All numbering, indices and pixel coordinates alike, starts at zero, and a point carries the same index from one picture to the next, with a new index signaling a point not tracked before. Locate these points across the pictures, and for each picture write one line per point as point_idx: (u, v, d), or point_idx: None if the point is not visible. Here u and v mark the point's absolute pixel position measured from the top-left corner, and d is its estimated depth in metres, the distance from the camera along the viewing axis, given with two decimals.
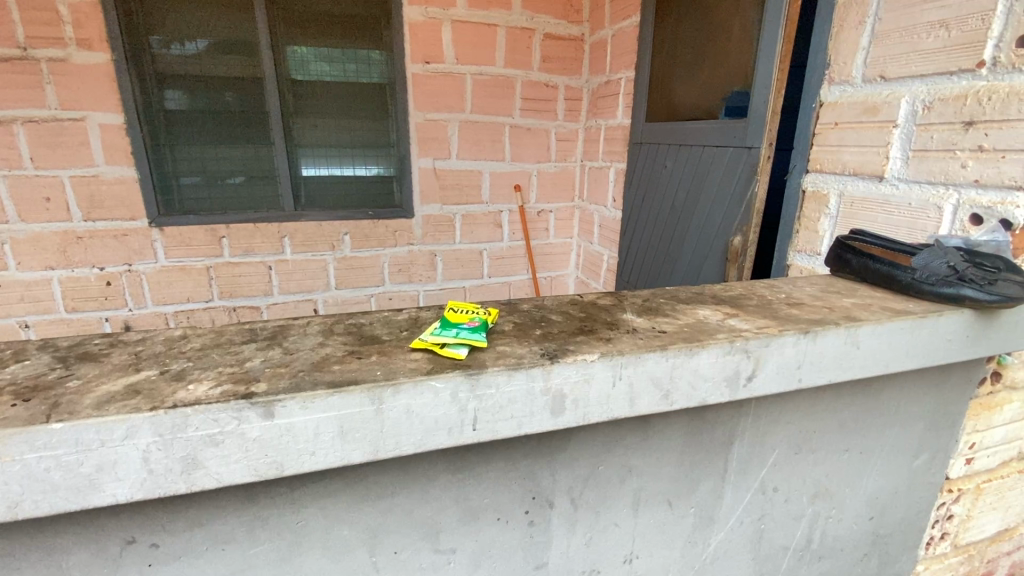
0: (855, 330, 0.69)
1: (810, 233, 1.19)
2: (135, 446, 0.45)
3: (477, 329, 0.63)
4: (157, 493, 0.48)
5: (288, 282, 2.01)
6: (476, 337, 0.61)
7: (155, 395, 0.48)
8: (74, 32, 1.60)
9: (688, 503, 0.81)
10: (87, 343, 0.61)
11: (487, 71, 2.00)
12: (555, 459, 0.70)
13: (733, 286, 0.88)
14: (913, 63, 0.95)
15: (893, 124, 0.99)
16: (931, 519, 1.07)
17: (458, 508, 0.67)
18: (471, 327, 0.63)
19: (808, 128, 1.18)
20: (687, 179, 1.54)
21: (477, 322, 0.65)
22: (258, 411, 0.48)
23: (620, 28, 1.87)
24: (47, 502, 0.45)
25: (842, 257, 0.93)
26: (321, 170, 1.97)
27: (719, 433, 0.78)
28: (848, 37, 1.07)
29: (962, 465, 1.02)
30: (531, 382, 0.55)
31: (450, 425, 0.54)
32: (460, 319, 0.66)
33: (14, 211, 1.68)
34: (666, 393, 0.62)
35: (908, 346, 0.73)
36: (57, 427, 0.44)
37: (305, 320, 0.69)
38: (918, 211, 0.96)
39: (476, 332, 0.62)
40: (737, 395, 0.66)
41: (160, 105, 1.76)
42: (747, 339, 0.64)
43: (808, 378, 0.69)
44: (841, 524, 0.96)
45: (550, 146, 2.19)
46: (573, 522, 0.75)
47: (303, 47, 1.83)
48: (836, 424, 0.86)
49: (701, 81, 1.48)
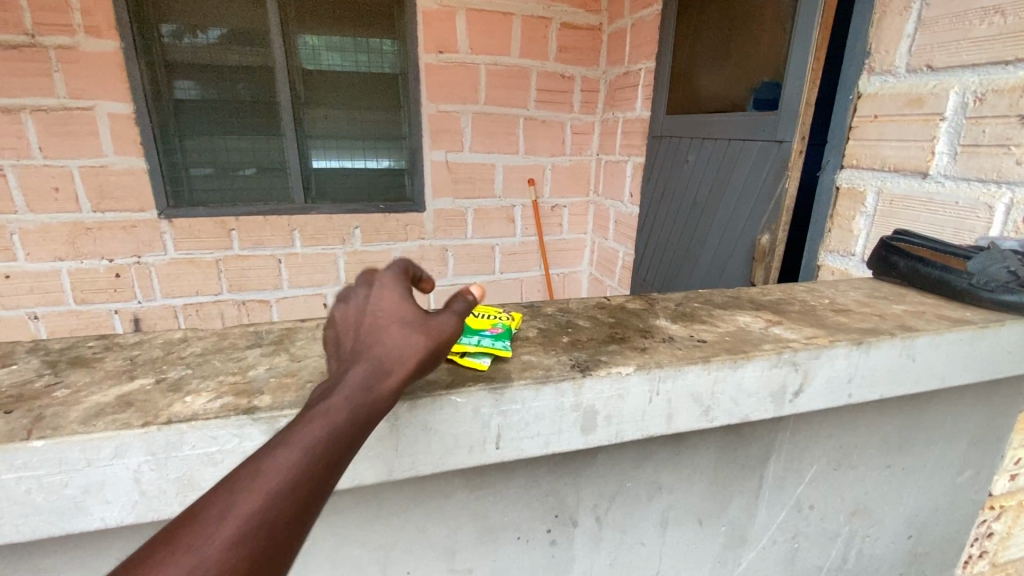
0: (910, 342, 0.63)
1: (844, 232, 1.13)
2: (124, 466, 0.41)
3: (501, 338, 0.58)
4: (150, 517, 0.43)
5: (297, 276, 1.97)
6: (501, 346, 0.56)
7: (149, 408, 0.44)
8: (83, 19, 1.56)
9: (719, 522, 0.76)
10: (81, 346, 0.57)
11: (502, 62, 1.94)
12: (580, 475, 0.65)
13: (771, 289, 0.82)
14: (964, 51, 0.88)
15: (940, 117, 0.92)
16: (971, 537, 0.99)
17: (476, 526, 0.63)
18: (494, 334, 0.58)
19: (845, 122, 1.11)
20: (711, 174, 1.47)
21: (503, 330, 0.60)
22: (261, 428, 0.43)
23: (640, 17, 1.80)
24: (29, 526, 0.41)
25: (887, 260, 0.86)
26: (332, 162, 1.92)
27: (754, 449, 0.73)
28: (891, 24, 1.00)
29: (1007, 482, 0.95)
30: (560, 398, 0.51)
31: (472, 443, 0.50)
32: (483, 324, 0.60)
33: (24, 202, 1.66)
34: (706, 410, 0.57)
35: (965, 359, 0.67)
36: (37, 445, 0.39)
37: (315, 322, 0.65)
38: (966, 211, 0.89)
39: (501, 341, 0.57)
40: (782, 412, 0.61)
41: (169, 94, 1.72)
42: (796, 351, 0.58)
43: (858, 394, 0.63)
44: (878, 543, 0.90)
45: (565, 139, 2.13)
46: (597, 541, 0.70)
47: (315, 37, 1.78)
48: (878, 439, 0.80)
49: (728, 71, 1.41)
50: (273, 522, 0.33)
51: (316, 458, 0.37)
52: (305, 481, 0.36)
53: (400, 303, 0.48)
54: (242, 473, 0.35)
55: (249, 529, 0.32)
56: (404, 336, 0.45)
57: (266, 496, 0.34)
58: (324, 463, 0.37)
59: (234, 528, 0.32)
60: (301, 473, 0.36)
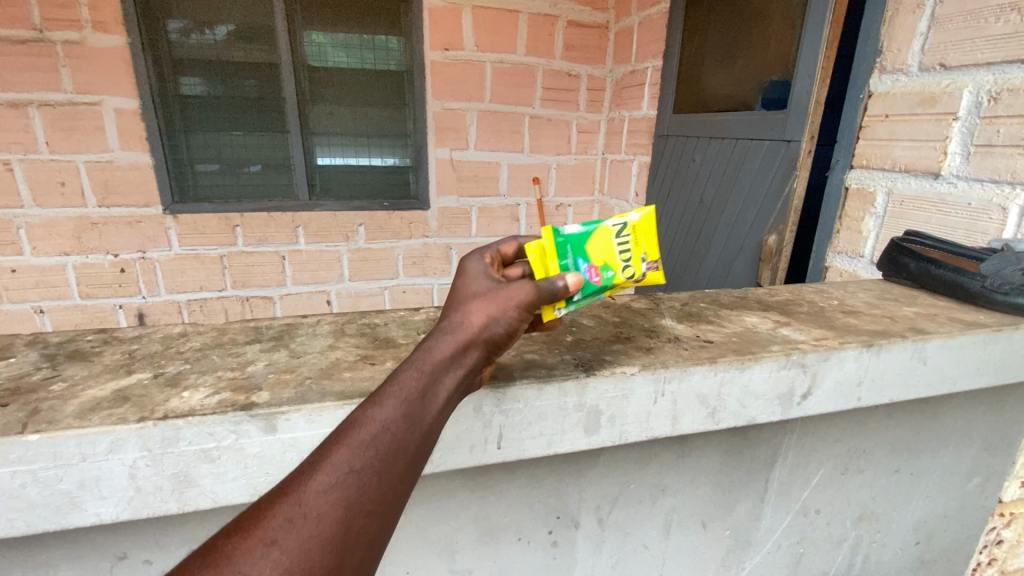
0: (923, 345, 0.61)
1: (852, 233, 1.11)
2: (120, 461, 0.40)
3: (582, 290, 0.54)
4: (146, 513, 0.43)
5: (301, 273, 1.97)
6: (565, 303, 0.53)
7: (146, 403, 0.43)
8: (90, 14, 1.56)
9: (723, 525, 0.75)
10: (80, 340, 0.56)
11: (507, 60, 1.92)
12: (582, 477, 0.64)
13: (779, 290, 0.81)
14: (978, 49, 0.86)
15: (953, 117, 0.91)
16: (980, 544, 0.97)
17: (477, 527, 0.62)
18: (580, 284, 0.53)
19: (855, 121, 1.09)
20: (717, 173, 1.46)
21: (602, 280, 0.56)
22: (258, 425, 0.42)
23: (647, 15, 1.78)
24: (23, 521, 0.40)
25: (897, 262, 0.85)
26: (336, 159, 1.92)
27: (760, 452, 0.72)
28: (904, 22, 0.98)
29: (1017, 489, 0.93)
30: (563, 397, 0.50)
31: (473, 442, 0.49)
32: (595, 259, 0.56)
33: (30, 197, 1.66)
34: (712, 412, 0.56)
35: (978, 363, 0.66)
36: (33, 439, 0.39)
37: (316, 318, 0.64)
38: (979, 212, 0.88)
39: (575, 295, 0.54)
40: (789, 415, 0.60)
41: (175, 90, 1.72)
42: (805, 353, 0.57)
43: (868, 397, 0.62)
44: (884, 549, 0.89)
45: (571, 138, 2.11)
46: (598, 543, 0.69)
47: (321, 34, 1.77)
48: (887, 443, 0.79)
49: (736, 70, 1.40)
50: (354, 487, 0.35)
51: (388, 426, 0.38)
52: (382, 446, 0.37)
53: (480, 282, 0.51)
54: (319, 447, 0.37)
55: (330, 494, 0.34)
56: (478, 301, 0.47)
57: (341, 464, 0.35)
58: (399, 429, 0.38)
59: (312, 494, 0.34)
60: (376, 440, 0.37)
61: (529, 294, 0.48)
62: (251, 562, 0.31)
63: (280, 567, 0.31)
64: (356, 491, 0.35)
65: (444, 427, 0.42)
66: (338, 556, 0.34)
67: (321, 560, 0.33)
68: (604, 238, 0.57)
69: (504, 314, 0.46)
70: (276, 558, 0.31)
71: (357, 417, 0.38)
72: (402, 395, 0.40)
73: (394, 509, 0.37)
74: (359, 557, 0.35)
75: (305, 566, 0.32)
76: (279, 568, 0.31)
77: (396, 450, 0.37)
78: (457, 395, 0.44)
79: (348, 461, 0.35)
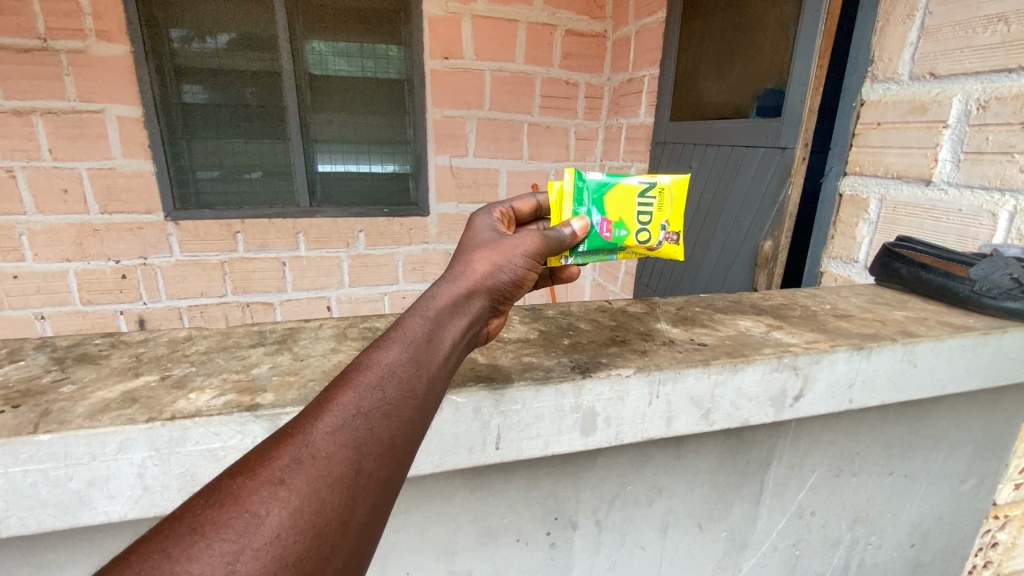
0: (913, 347, 0.63)
1: (846, 239, 1.13)
2: (129, 461, 0.42)
3: (591, 241, 0.66)
4: (153, 512, 0.44)
5: (302, 279, 1.98)
6: (571, 253, 0.65)
7: (153, 405, 0.44)
8: (94, 23, 1.58)
9: (720, 527, 0.76)
10: (87, 343, 0.57)
11: (507, 68, 1.95)
12: (580, 479, 0.65)
13: (773, 294, 0.82)
14: (967, 59, 0.88)
15: (943, 125, 0.92)
16: (974, 547, 0.97)
17: (476, 528, 0.63)
18: (589, 233, 0.64)
19: (848, 129, 1.12)
20: (713, 179, 1.48)
21: (611, 237, 0.67)
22: (263, 425, 0.43)
23: (644, 24, 1.81)
24: (34, 520, 0.42)
25: (889, 267, 0.86)
26: (337, 166, 1.93)
27: (755, 454, 0.73)
28: (894, 32, 1.00)
29: (1010, 492, 0.93)
30: (560, 399, 0.51)
31: (472, 442, 0.50)
32: (609, 215, 0.67)
33: (33, 203, 1.67)
34: (706, 413, 0.57)
35: (968, 365, 0.67)
36: (43, 439, 0.40)
37: (318, 322, 0.65)
38: (969, 218, 0.89)
39: (583, 245, 0.65)
40: (782, 416, 0.61)
41: (177, 98, 1.73)
42: (796, 355, 0.58)
43: (859, 399, 0.63)
44: (879, 552, 0.90)
45: (569, 145, 2.14)
46: (597, 544, 0.70)
47: (322, 42, 1.79)
48: (880, 446, 0.80)
49: (731, 78, 1.42)
50: (361, 429, 0.35)
51: (394, 369, 0.39)
52: (388, 390, 0.37)
53: (485, 236, 0.56)
54: (322, 397, 0.37)
55: (338, 435, 0.34)
56: (482, 253, 0.52)
57: (348, 406, 0.36)
58: (404, 375, 0.39)
59: (318, 436, 0.33)
60: (381, 383, 0.37)
61: (533, 244, 0.54)
62: (260, 502, 0.30)
63: (290, 507, 0.30)
64: (364, 432, 0.35)
65: (448, 378, 0.43)
66: (351, 499, 0.33)
67: (333, 501, 0.32)
68: (623, 196, 0.67)
69: (509, 260, 0.51)
70: (285, 497, 0.31)
71: (361, 365, 0.39)
72: (404, 344, 0.41)
73: (403, 455, 0.37)
74: (371, 501, 0.34)
75: (317, 506, 0.31)
76: (290, 508, 0.30)
77: (402, 394, 0.38)
78: (460, 346, 0.46)
79: (354, 403, 0.36)
